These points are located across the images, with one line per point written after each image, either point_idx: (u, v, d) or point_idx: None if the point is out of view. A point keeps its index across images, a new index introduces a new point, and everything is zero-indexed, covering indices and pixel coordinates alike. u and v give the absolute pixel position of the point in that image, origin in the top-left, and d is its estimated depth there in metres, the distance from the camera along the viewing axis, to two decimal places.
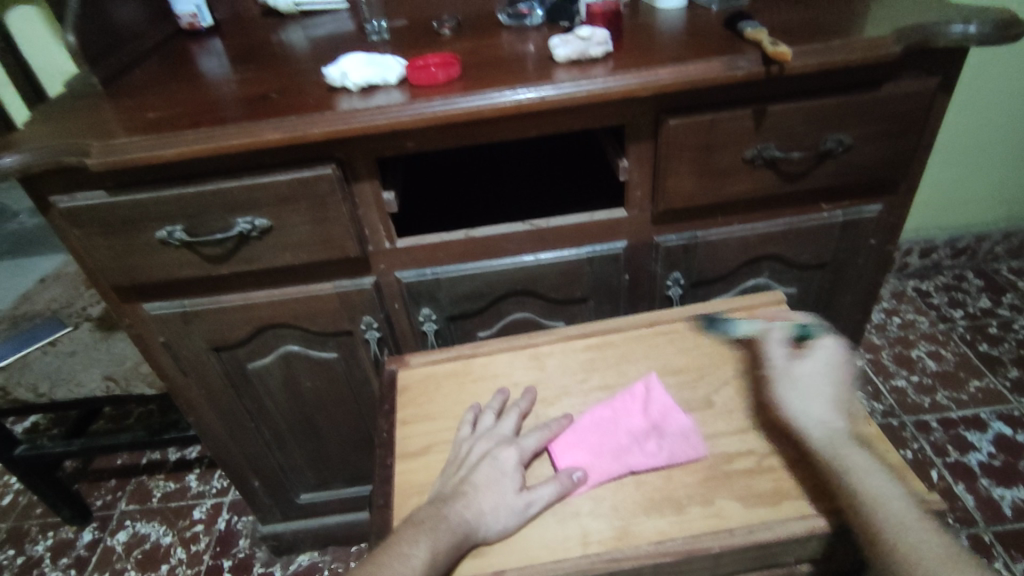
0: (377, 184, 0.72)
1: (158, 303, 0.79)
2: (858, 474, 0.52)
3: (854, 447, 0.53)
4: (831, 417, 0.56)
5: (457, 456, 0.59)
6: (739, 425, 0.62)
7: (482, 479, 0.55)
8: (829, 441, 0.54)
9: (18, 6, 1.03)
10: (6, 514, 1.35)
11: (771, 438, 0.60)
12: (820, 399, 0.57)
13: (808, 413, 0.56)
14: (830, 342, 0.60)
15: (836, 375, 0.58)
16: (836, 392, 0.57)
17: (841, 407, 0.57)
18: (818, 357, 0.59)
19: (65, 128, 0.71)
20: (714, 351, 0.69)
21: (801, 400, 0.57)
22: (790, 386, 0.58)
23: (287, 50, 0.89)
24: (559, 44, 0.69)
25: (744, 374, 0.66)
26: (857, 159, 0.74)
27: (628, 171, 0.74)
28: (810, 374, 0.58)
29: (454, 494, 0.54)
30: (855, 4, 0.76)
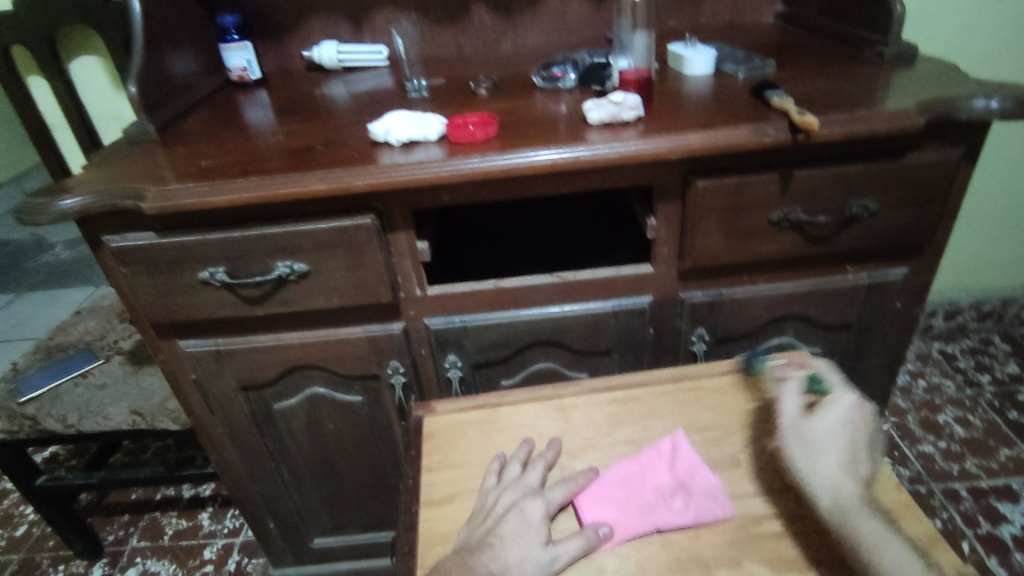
0: (412, 234, 0.75)
1: (193, 341, 0.82)
2: (869, 546, 0.51)
3: (865, 515, 0.52)
4: (841, 479, 0.54)
5: (482, 507, 0.59)
6: (767, 487, 0.61)
7: (509, 530, 0.55)
8: (840, 507, 0.53)
9: (86, 56, 1.11)
10: (18, 545, 1.35)
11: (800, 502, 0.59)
12: (830, 457, 0.55)
13: (820, 474, 0.54)
14: (847, 399, 0.58)
15: (852, 434, 0.56)
16: (852, 453, 0.55)
17: (852, 467, 0.54)
18: (833, 416, 0.57)
19: (122, 172, 0.75)
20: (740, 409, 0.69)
21: (813, 460, 0.55)
22: (803, 442, 0.56)
23: (331, 104, 0.94)
24: (592, 107, 0.73)
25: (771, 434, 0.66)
26: (882, 224, 0.75)
27: (655, 229, 0.76)
28: (823, 431, 0.56)
29: (480, 545, 0.54)
30: (878, 76, 0.79)
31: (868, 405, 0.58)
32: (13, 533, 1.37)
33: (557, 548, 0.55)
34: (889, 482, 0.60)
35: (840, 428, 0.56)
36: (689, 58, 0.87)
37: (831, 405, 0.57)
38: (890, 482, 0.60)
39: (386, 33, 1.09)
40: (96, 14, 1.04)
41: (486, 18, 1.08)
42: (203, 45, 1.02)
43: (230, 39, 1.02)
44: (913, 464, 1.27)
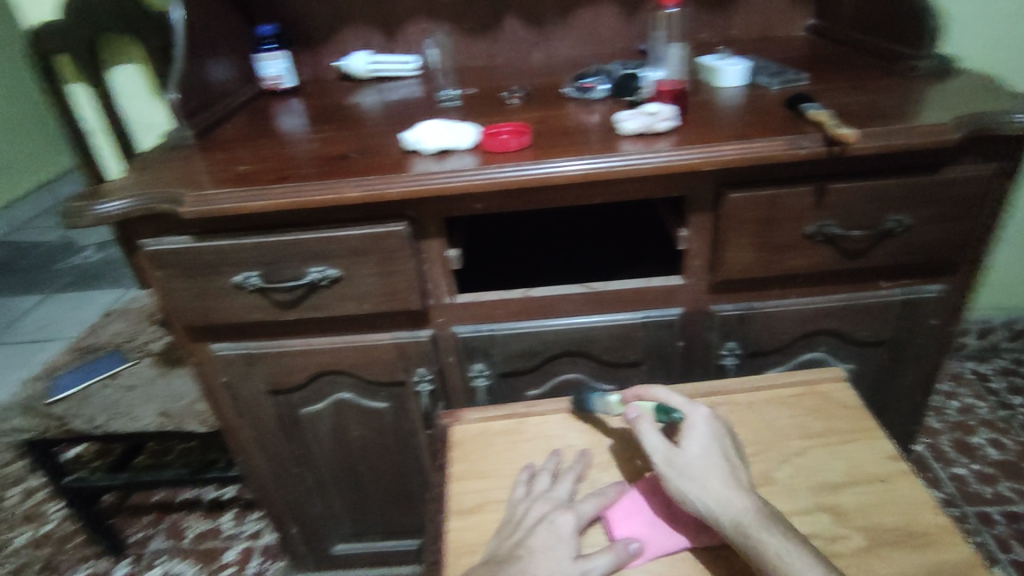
0: (443, 242, 0.75)
1: (224, 344, 0.83)
2: (779, 562, 0.49)
3: (766, 528, 0.51)
4: (729, 497, 0.53)
5: (511, 518, 0.59)
6: (801, 507, 0.60)
7: (539, 542, 0.54)
8: (739, 526, 0.52)
9: (127, 64, 1.14)
10: (44, 542, 1.37)
11: (835, 523, 0.58)
12: (712, 478, 0.55)
13: (707, 498, 0.54)
14: (699, 414, 0.60)
15: (715, 448, 0.58)
16: (724, 466, 0.56)
17: (732, 482, 0.55)
18: (695, 436, 0.58)
19: (161, 177, 0.76)
20: (772, 425, 0.68)
21: (695, 485, 0.55)
22: (681, 473, 0.56)
23: (363, 113, 0.95)
24: (626, 118, 0.73)
25: (805, 451, 0.65)
26: (920, 239, 0.74)
27: (687, 240, 0.76)
28: (692, 455, 0.57)
29: (510, 556, 0.53)
30: (915, 90, 0.78)
31: (716, 416, 0.61)
32: (39, 530, 1.40)
33: (587, 562, 0.54)
34: (929, 504, 0.58)
35: (703, 445, 0.57)
36: (721, 69, 0.87)
37: (690, 431, 0.59)
38: (930, 503, 0.59)
39: (418, 44, 1.11)
40: (138, 24, 1.07)
41: (516, 29, 1.09)
42: (240, 54, 1.05)
43: (266, 48, 1.04)
44: (946, 486, 1.24)
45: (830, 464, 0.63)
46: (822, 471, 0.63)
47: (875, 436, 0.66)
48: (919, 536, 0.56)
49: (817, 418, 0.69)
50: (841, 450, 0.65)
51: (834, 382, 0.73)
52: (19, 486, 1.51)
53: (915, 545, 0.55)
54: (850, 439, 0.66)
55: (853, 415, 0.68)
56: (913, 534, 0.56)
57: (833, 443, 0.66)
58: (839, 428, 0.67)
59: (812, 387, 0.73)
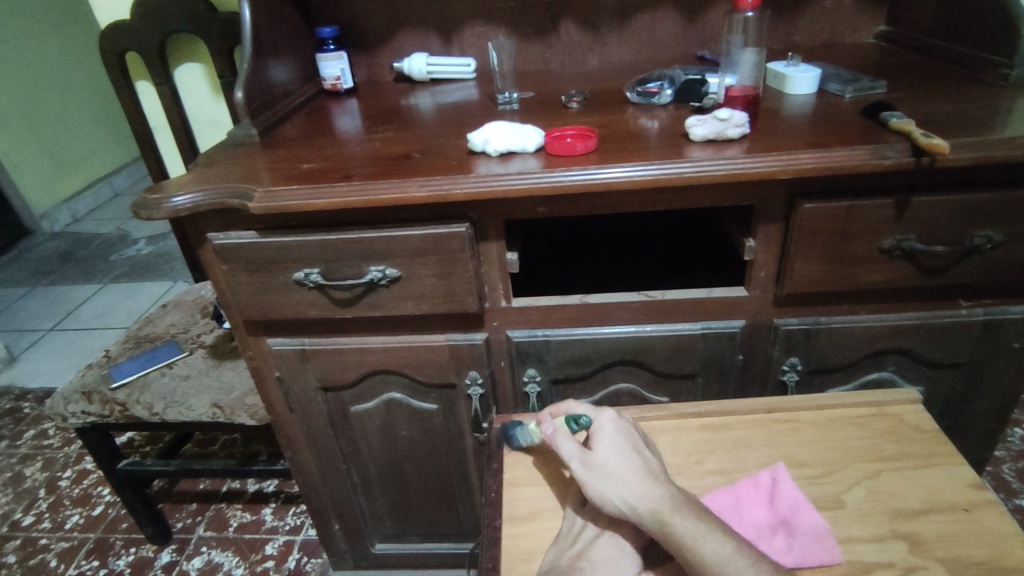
0: (503, 245, 0.75)
1: (281, 339, 0.84)
2: (694, 545, 0.49)
3: (679, 512, 0.51)
4: (644, 488, 0.54)
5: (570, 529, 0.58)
6: (877, 534, 0.57)
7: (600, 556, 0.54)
8: (659, 518, 0.52)
9: (192, 62, 1.17)
10: (95, 524, 1.41)
11: (914, 552, 0.55)
12: (625, 473, 0.55)
13: (621, 491, 0.54)
14: (605, 416, 0.61)
15: (626, 444, 0.59)
16: (637, 460, 0.57)
17: (647, 475, 0.55)
18: (604, 435, 0.59)
19: (228, 172, 0.78)
20: (843, 446, 0.65)
21: (609, 482, 0.55)
22: (597, 472, 0.56)
23: (421, 114, 0.96)
24: (696, 124, 0.71)
25: (879, 476, 0.62)
26: (1006, 257, 0.70)
27: (754, 251, 0.73)
28: (604, 454, 0.57)
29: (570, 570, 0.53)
30: (1003, 99, 0.74)
31: (623, 416, 0.62)
32: (90, 512, 1.44)
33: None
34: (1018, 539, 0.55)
35: (614, 442, 0.58)
36: (791, 76, 0.84)
37: (602, 435, 0.59)
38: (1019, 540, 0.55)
39: (475, 47, 1.11)
40: (206, 24, 1.10)
41: (575, 33, 1.08)
42: (302, 54, 1.06)
43: (327, 49, 1.06)
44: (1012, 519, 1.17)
45: (907, 490, 0.60)
46: (899, 497, 0.59)
47: (955, 463, 0.62)
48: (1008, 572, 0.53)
49: (891, 441, 0.65)
50: (918, 476, 0.61)
51: (909, 404, 0.70)
52: (73, 468, 1.56)
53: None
54: (928, 464, 0.62)
55: (931, 440, 0.65)
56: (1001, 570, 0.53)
57: (910, 468, 0.62)
58: (916, 453, 0.64)
59: (884, 409, 0.69)
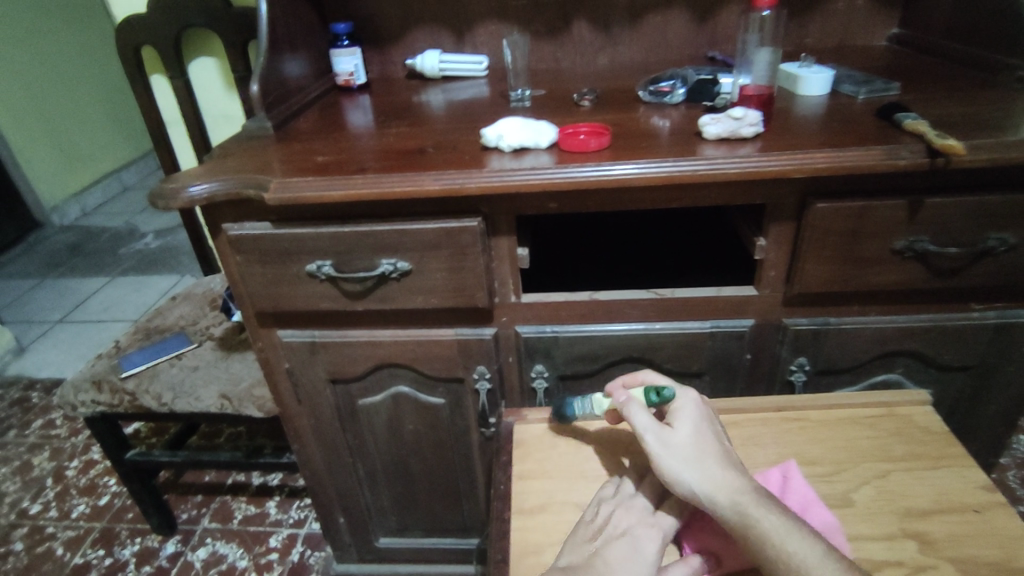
0: (514, 240, 0.75)
1: (291, 332, 0.84)
2: (775, 539, 0.48)
3: (760, 503, 0.50)
4: (722, 476, 0.53)
5: (590, 525, 0.57)
6: (886, 532, 0.57)
7: (622, 553, 0.53)
8: (737, 505, 0.51)
9: (206, 56, 1.18)
10: (101, 513, 1.42)
11: (924, 551, 0.55)
12: (704, 459, 0.54)
13: (699, 476, 0.53)
14: (688, 399, 0.60)
15: (706, 428, 0.58)
16: (716, 447, 0.56)
17: (725, 464, 0.54)
18: (685, 417, 0.58)
19: (244, 164, 0.78)
20: (853, 446, 0.65)
21: (686, 465, 0.54)
22: (674, 453, 0.55)
23: (433, 111, 0.96)
24: (710, 122, 0.71)
25: (888, 476, 0.62)
26: (1020, 260, 0.69)
27: (764, 250, 0.73)
28: (683, 436, 0.56)
29: (585, 564, 0.52)
30: (1018, 102, 0.74)
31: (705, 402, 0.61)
32: (96, 502, 1.45)
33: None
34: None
35: (694, 425, 0.57)
36: (805, 77, 0.84)
37: (682, 414, 0.58)
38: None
39: (487, 45, 1.11)
40: (221, 19, 1.10)
41: (586, 33, 1.09)
42: (316, 49, 1.07)
43: (341, 44, 1.07)
44: None
45: (917, 490, 0.60)
46: (908, 496, 0.59)
47: (965, 464, 0.62)
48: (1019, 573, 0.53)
49: (900, 442, 0.65)
50: (927, 476, 0.61)
51: (919, 405, 0.70)
52: (80, 458, 1.57)
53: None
54: (938, 464, 0.62)
55: (941, 442, 0.65)
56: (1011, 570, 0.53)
57: (920, 468, 0.62)
58: (925, 453, 0.64)
59: (893, 410, 0.69)
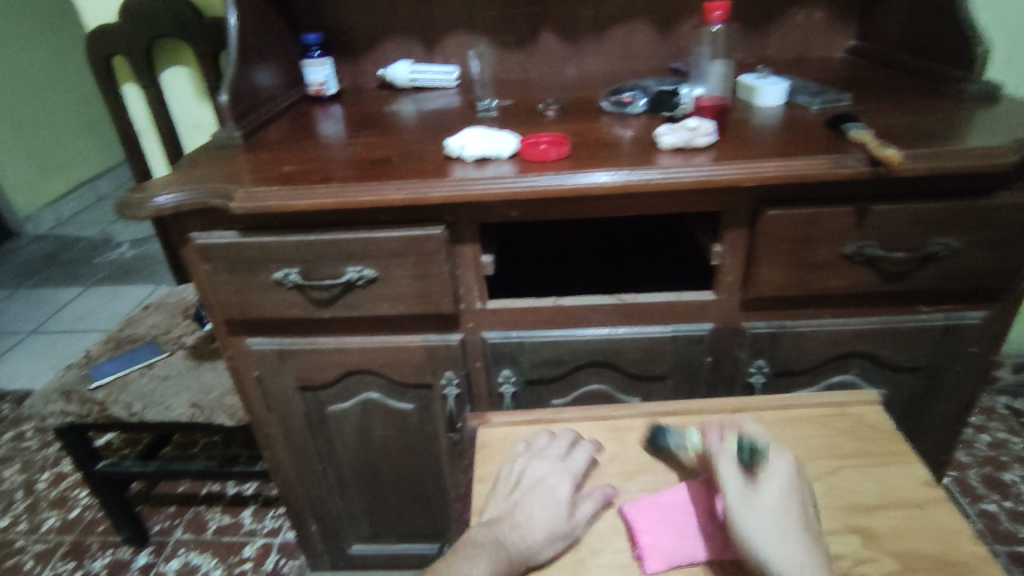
0: (478, 247, 0.77)
1: (259, 339, 0.85)
2: None
3: None
4: (805, 559, 0.51)
5: (511, 481, 0.64)
6: (832, 527, 0.59)
7: (539, 507, 0.59)
8: None
9: (177, 65, 1.18)
10: (71, 526, 1.40)
11: (867, 545, 0.57)
12: (788, 533, 0.52)
13: (782, 553, 0.51)
14: (781, 461, 0.57)
15: (795, 496, 0.55)
16: (802, 519, 0.54)
17: (809, 542, 0.53)
18: (776, 482, 0.56)
19: (211, 173, 0.79)
20: (805, 444, 0.68)
21: (767, 536, 0.52)
22: (758, 520, 0.53)
23: (403, 120, 0.98)
24: (666, 132, 0.73)
25: (837, 473, 0.64)
26: (963, 265, 0.72)
27: (721, 256, 0.76)
28: (770, 504, 0.54)
29: (508, 519, 0.58)
30: (960, 113, 0.77)
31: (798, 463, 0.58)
32: (67, 515, 1.43)
33: (574, 516, 0.60)
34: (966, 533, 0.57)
35: (783, 493, 0.55)
36: (761, 88, 0.87)
37: (772, 477, 0.56)
38: (968, 534, 0.57)
39: (458, 56, 1.13)
40: (192, 30, 1.11)
41: (555, 44, 1.11)
42: (287, 60, 1.08)
43: (312, 55, 1.07)
44: (975, 522, 1.23)
45: (863, 487, 0.62)
46: (854, 493, 0.62)
47: (910, 461, 0.65)
48: (956, 565, 0.55)
49: (849, 440, 0.67)
50: (873, 473, 0.64)
51: (870, 405, 0.72)
52: (50, 471, 1.55)
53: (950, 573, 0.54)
54: (885, 461, 0.65)
55: (888, 439, 0.67)
56: (949, 563, 0.55)
57: (867, 465, 0.64)
58: (872, 451, 0.66)
59: (844, 409, 0.71)
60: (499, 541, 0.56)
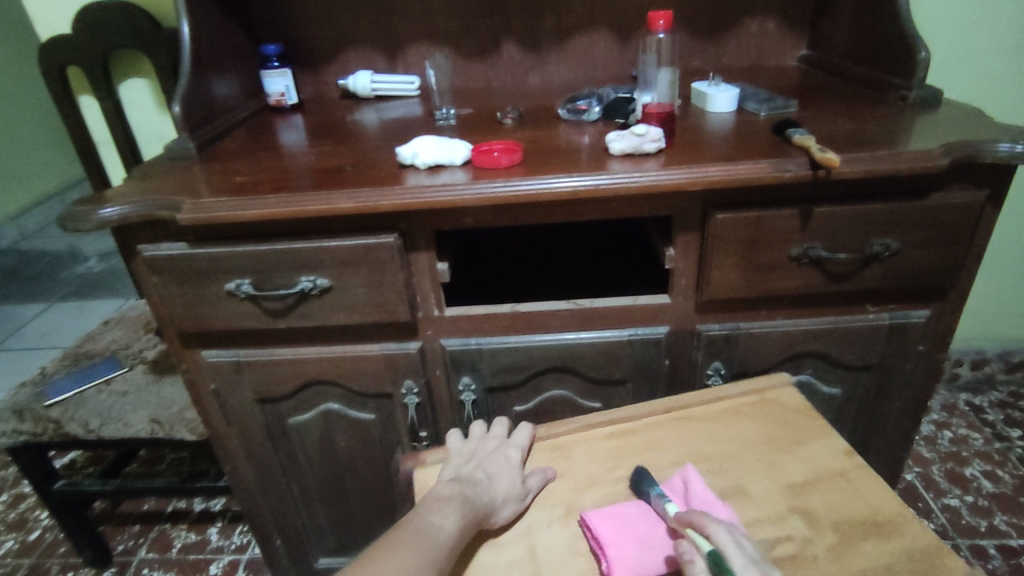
0: (433, 255, 0.77)
1: (215, 351, 0.84)
2: None
3: None
4: None
5: (464, 456, 0.67)
6: (776, 512, 0.60)
7: (496, 471, 0.64)
8: None
9: (136, 77, 1.17)
10: (30, 549, 1.36)
11: (810, 527, 0.58)
12: None
13: None
14: None
15: None
16: None
17: None
18: None
19: (160, 185, 0.78)
20: (731, 437, 0.69)
21: None
22: None
23: (362, 129, 0.98)
24: (615, 139, 0.74)
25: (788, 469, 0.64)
26: (905, 265, 0.74)
27: (673, 259, 0.77)
28: None
29: (470, 479, 0.61)
30: (901, 118, 0.79)
31: None
32: (26, 537, 1.39)
33: (526, 482, 0.64)
34: (887, 496, 0.60)
35: None
36: (712, 95, 0.89)
37: None
38: (887, 495, 0.60)
39: (419, 66, 1.14)
40: (149, 40, 1.10)
41: (515, 53, 1.12)
42: (246, 70, 1.07)
43: (271, 66, 1.07)
44: (939, 517, 1.25)
45: (787, 468, 0.64)
46: (781, 474, 0.64)
47: (827, 435, 0.67)
48: (881, 526, 0.57)
49: (770, 427, 0.70)
50: (794, 454, 0.66)
51: (782, 385, 0.76)
52: (9, 493, 1.52)
53: (876, 535, 0.56)
54: (805, 443, 0.67)
55: (804, 418, 0.70)
56: (873, 524, 0.57)
57: (788, 449, 0.67)
58: (792, 435, 0.68)
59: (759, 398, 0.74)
60: (467, 491, 0.59)
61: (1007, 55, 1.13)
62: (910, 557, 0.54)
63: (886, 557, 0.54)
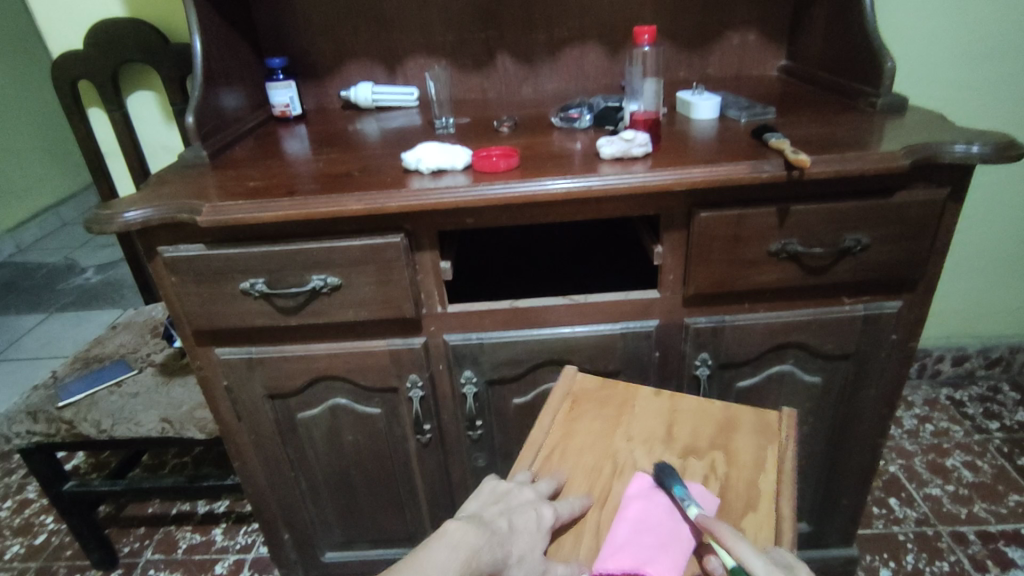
0: (436, 254, 0.82)
1: (227, 349, 0.88)
2: None
3: None
4: None
5: (499, 496, 0.63)
6: (679, 465, 0.70)
7: (515, 531, 0.58)
8: None
9: (144, 89, 1.22)
10: (36, 553, 1.38)
11: (701, 459, 0.71)
12: None
13: None
14: None
15: None
16: None
17: None
18: None
19: (179, 190, 0.82)
20: (587, 439, 0.74)
21: None
22: None
23: (363, 138, 1.03)
24: (605, 144, 0.80)
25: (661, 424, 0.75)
26: (877, 259, 0.80)
27: (662, 256, 0.82)
28: None
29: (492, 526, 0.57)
30: (869, 123, 0.86)
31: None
32: (32, 541, 1.41)
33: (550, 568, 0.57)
34: (709, 404, 0.77)
35: None
36: (696, 103, 0.95)
37: None
38: (706, 403, 0.77)
39: (418, 78, 1.19)
40: (158, 54, 1.15)
41: (509, 65, 1.18)
42: (252, 83, 1.12)
43: (277, 78, 1.12)
44: (920, 506, 1.30)
45: (642, 429, 0.75)
46: (647, 435, 0.74)
47: (636, 391, 0.80)
48: (729, 423, 0.75)
49: (607, 405, 0.77)
50: (638, 417, 0.76)
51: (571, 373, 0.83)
52: (15, 499, 1.54)
53: (734, 431, 0.74)
54: (633, 404, 0.78)
55: (614, 386, 0.80)
56: (723, 425, 0.75)
57: (630, 417, 0.76)
58: (621, 405, 0.78)
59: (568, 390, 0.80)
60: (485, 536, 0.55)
61: (973, 63, 1.20)
62: (761, 432, 0.74)
63: (753, 440, 0.73)
